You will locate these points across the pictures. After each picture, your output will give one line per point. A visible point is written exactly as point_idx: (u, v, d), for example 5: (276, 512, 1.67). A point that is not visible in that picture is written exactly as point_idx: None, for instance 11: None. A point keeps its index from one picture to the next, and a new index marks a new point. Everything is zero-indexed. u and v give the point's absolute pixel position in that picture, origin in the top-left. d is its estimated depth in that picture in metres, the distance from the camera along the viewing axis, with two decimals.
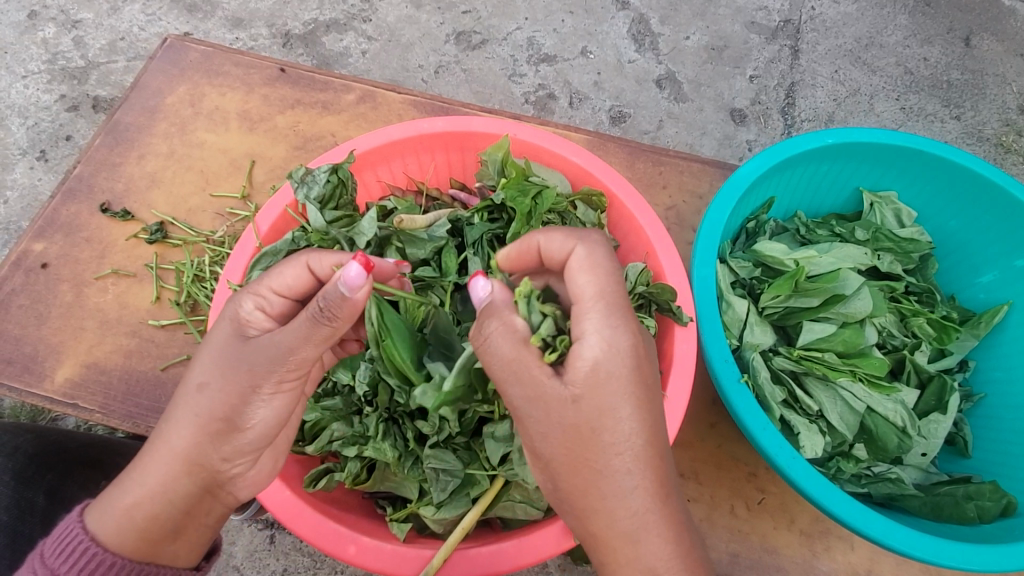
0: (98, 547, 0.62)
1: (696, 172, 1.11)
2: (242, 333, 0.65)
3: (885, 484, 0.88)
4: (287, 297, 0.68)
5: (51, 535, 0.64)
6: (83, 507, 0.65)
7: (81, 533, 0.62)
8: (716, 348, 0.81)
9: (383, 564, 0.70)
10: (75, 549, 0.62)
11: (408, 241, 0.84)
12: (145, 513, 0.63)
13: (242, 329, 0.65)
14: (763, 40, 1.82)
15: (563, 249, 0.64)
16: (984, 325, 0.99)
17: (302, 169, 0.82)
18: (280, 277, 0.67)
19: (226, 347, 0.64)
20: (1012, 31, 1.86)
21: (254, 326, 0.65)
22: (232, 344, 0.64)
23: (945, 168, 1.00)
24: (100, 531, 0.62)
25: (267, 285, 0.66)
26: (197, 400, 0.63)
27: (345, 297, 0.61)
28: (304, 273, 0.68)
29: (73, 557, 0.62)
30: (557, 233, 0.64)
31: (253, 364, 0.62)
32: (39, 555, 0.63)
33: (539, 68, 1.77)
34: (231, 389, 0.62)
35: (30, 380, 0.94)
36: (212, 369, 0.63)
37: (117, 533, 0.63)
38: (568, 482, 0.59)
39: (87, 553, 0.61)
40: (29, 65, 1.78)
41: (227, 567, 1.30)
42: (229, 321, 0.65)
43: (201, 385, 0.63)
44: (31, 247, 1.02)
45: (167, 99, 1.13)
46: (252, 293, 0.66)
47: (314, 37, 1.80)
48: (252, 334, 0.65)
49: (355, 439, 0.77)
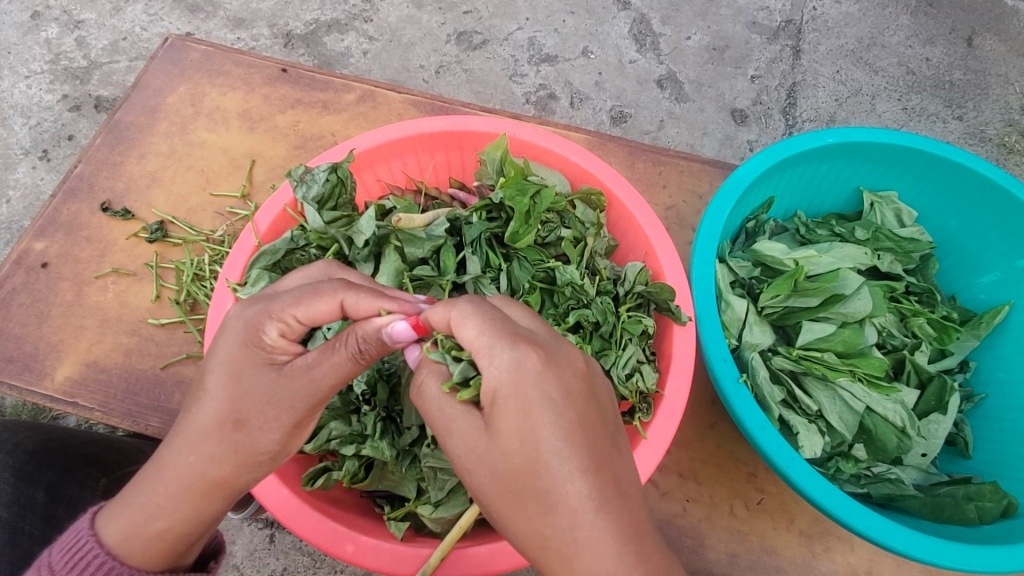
0: (113, 561, 0.62)
1: (696, 172, 1.11)
2: (274, 363, 0.63)
3: (885, 485, 0.87)
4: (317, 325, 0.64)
5: (60, 545, 0.64)
6: (92, 515, 0.66)
7: (95, 546, 0.63)
8: (717, 348, 0.81)
9: (381, 563, 0.70)
10: (91, 564, 0.63)
11: (406, 240, 0.84)
12: (172, 529, 0.63)
13: (269, 356, 0.63)
14: (765, 41, 1.82)
15: (441, 313, 0.57)
16: (985, 326, 0.99)
17: (301, 167, 0.81)
18: (309, 309, 0.63)
19: (265, 384, 0.61)
20: (1015, 30, 1.86)
21: (280, 351, 0.63)
22: (263, 372, 0.62)
23: (947, 168, 0.99)
24: (111, 545, 0.63)
25: (293, 314, 0.62)
26: (238, 438, 0.61)
27: (383, 344, 0.60)
28: (337, 308, 0.63)
29: (87, 570, 0.63)
30: (435, 304, 0.57)
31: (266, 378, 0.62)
32: (49, 564, 0.64)
33: (540, 68, 1.77)
34: (276, 426, 0.62)
35: (31, 379, 0.94)
36: (251, 402, 0.61)
37: (131, 547, 0.63)
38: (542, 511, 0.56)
39: (103, 566, 0.62)
40: (32, 65, 1.79)
41: (227, 567, 1.30)
42: (257, 355, 0.62)
43: (241, 423, 0.61)
44: (32, 246, 1.02)
45: (168, 99, 1.14)
46: (274, 318, 0.62)
47: (315, 38, 1.81)
48: (283, 363, 0.63)
49: (353, 438, 0.77)
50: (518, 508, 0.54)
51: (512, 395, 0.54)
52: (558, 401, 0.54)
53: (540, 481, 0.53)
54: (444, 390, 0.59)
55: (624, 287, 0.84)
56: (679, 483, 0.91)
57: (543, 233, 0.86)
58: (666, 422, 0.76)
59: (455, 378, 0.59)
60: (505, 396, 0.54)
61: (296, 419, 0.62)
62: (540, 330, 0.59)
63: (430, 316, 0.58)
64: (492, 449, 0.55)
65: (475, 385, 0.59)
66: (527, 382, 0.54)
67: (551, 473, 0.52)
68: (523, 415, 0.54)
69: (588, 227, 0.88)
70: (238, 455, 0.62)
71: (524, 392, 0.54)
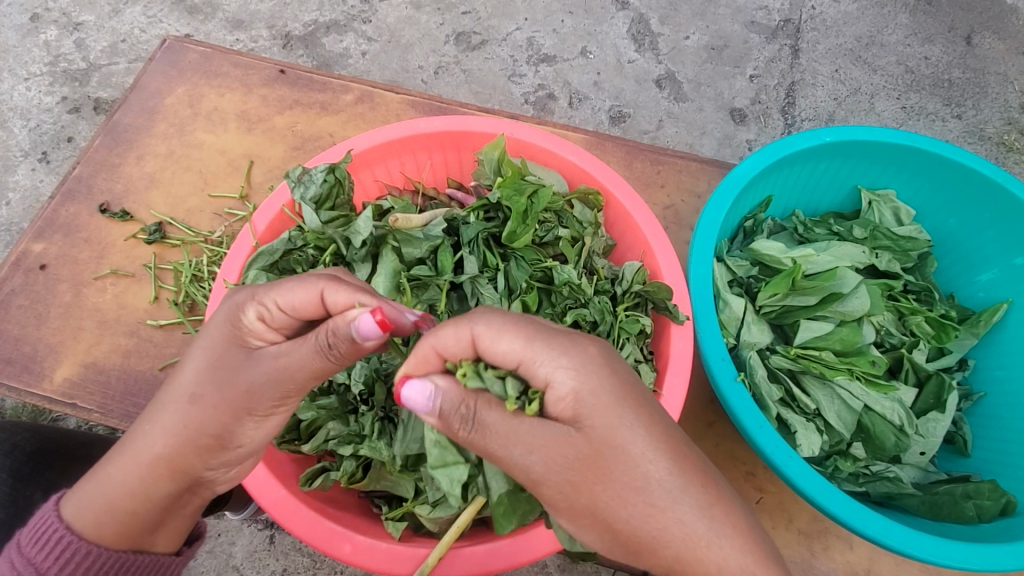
0: (74, 536, 0.62)
1: (694, 171, 1.11)
2: (246, 346, 0.62)
3: (883, 483, 0.87)
4: (296, 315, 0.63)
5: (27, 525, 0.65)
6: (59, 496, 0.66)
7: (57, 522, 0.63)
8: (714, 346, 0.81)
9: (379, 564, 0.70)
10: (51, 538, 0.63)
11: (404, 240, 0.83)
12: (128, 513, 0.63)
13: (244, 338, 0.62)
14: (763, 40, 1.82)
15: (453, 336, 0.57)
16: (984, 324, 0.99)
17: (299, 168, 0.82)
18: (290, 297, 0.62)
19: (229, 363, 0.62)
20: (1014, 29, 1.86)
21: (256, 337, 0.63)
22: (233, 353, 0.62)
23: (945, 166, 0.99)
24: (74, 521, 0.63)
25: (274, 298, 0.62)
26: (189, 413, 0.62)
27: (354, 340, 0.58)
28: (317, 298, 0.62)
29: (48, 546, 0.63)
30: (444, 328, 0.57)
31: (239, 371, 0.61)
32: (16, 545, 0.65)
33: (539, 68, 1.77)
34: (225, 408, 0.61)
35: (30, 381, 0.94)
36: (206, 380, 0.62)
37: (91, 523, 0.63)
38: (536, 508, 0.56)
39: (63, 541, 0.62)
40: (31, 67, 1.79)
41: (227, 567, 1.30)
42: (232, 331, 0.62)
43: (195, 398, 0.62)
44: (31, 247, 1.02)
45: (167, 100, 1.14)
46: (256, 301, 0.62)
47: (314, 39, 1.81)
48: (257, 348, 0.63)
49: (352, 438, 0.78)
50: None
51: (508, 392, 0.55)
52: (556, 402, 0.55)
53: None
54: (513, 409, 0.55)
55: (622, 286, 0.84)
56: None
57: (541, 233, 0.86)
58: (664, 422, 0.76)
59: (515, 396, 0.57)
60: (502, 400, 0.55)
61: (246, 404, 0.61)
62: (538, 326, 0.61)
63: (440, 343, 0.57)
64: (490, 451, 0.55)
65: (536, 393, 0.57)
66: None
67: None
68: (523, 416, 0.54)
69: (585, 227, 0.88)
70: (182, 430, 0.62)
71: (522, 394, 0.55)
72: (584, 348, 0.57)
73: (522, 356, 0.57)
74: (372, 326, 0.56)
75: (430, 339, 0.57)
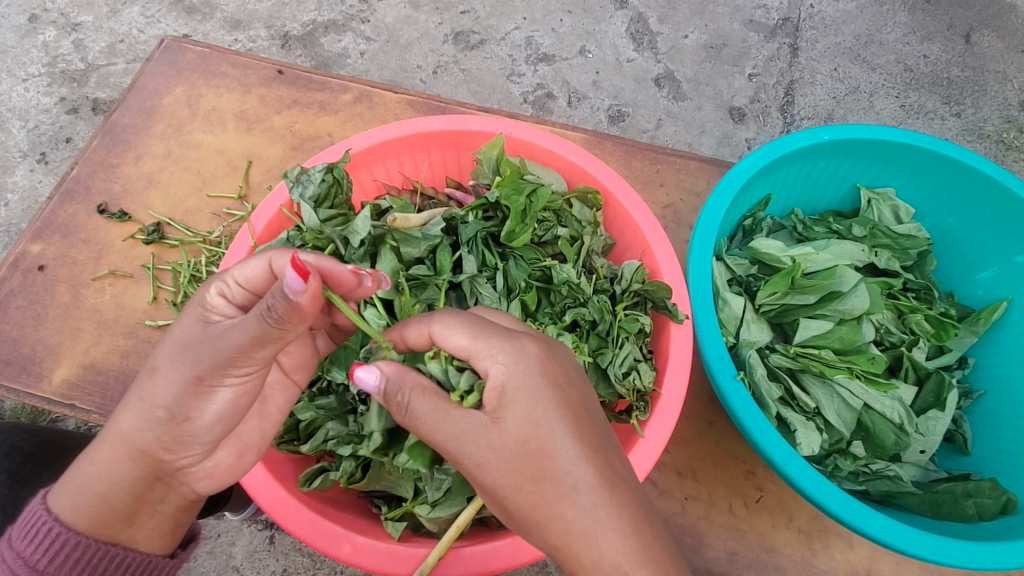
0: (62, 527, 0.62)
1: (693, 170, 1.11)
2: (204, 320, 0.62)
3: (883, 481, 0.87)
4: (253, 291, 0.65)
5: (18, 519, 0.64)
6: (45, 491, 0.65)
7: (45, 515, 0.63)
8: (714, 346, 0.80)
9: (379, 564, 0.69)
10: (40, 531, 0.62)
11: (402, 240, 0.83)
12: (99, 499, 0.62)
13: (206, 316, 0.63)
14: (762, 38, 1.82)
15: (418, 332, 0.62)
16: (983, 322, 0.99)
17: (297, 168, 0.82)
18: (242, 269, 0.64)
19: (184, 334, 0.62)
20: (1013, 27, 1.86)
21: (216, 313, 0.63)
22: (194, 329, 0.62)
23: (944, 164, 0.99)
24: (63, 512, 0.62)
25: (231, 273, 0.64)
26: (145, 385, 0.61)
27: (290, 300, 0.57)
28: (267, 271, 0.64)
29: (38, 539, 0.62)
30: (410, 321, 0.62)
31: (201, 355, 0.60)
32: (8, 538, 0.64)
33: (538, 68, 1.77)
34: (176, 377, 0.60)
35: (28, 381, 0.94)
36: (163, 353, 0.62)
37: (82, 514, 0.63)
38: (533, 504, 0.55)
39: (52, 532, 0.62)
40: (30, 68, 1.79)
41: (227, 568, 1.30)
42: (193, 307, 0.64)
43: (152, 370, 0.61)
44: (29, 248, 1.02)
45: (165, 100, 1.14)
46: (217, 280, 0.64)
47: (312, 39, 1.81)
48: (213, 322, 0.63)
49: (350, 438, 0.77)
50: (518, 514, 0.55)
51: (502, 392, 0.56)
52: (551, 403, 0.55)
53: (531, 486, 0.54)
54: (453, 401, 0.58)
55: (621, 285, 0.84)
56: (678, 482, 0.91)
57: (540, 232, 0.86)
58: (665, 422, 0.76)
59: (461, 388, 0.59)
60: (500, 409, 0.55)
61: (197, 372, 0.60)
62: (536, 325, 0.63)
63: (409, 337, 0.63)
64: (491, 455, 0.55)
65: (479, 388, 0.58)
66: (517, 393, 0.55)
67: (545, 478, 0.54)
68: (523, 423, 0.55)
69: (584, 226, 0.88)
70: (139, 402, 0.61)
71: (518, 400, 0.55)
72: (523, 345, 0.58)
73: (468, 353, 0.58)
74: (294, 274, 0.56)
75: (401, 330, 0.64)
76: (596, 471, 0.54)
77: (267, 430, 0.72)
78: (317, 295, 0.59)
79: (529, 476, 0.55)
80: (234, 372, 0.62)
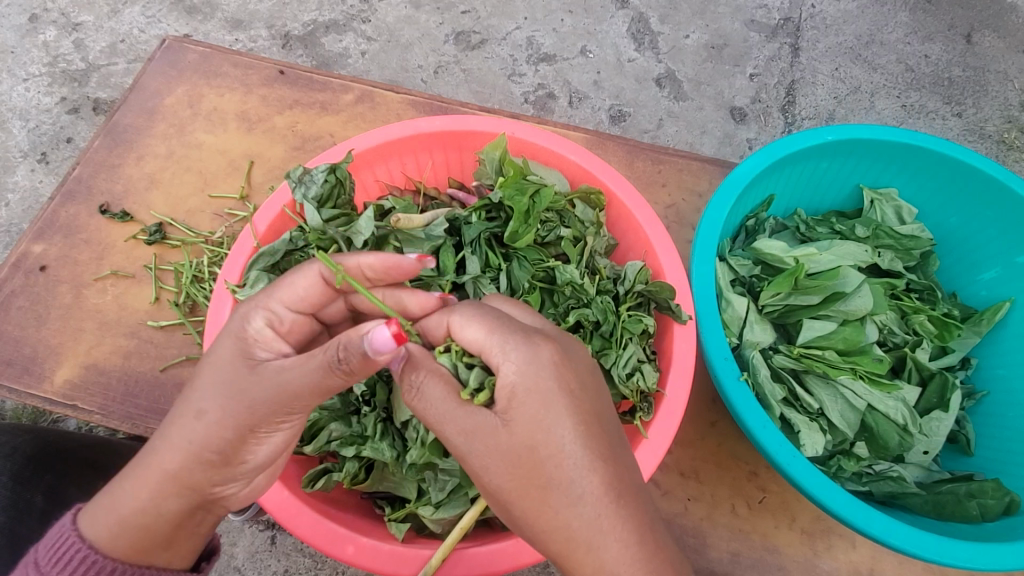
0: (96, 554, 0.60)
1: (696, 170, 1.11)
2: (250, 356, 0.63)
3: (887, 482, 0.87)
4: (299, 306, 0.68)
5: (43, 543, 0.62)
6: (74, 513, 0.63)
7: (77, 541, 0.61)
8: (717, 346, 0.80)
9: (381, 565, 0.69)
10: (72, 557, 0.60)
11: (405, 240, 0.84)
12: (142, 527, 0.62)
13: (249, 349, 0.63)
14: (763, 38, 1.82)
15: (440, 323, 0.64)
16: (986, 322, 0.99)
17: (300, 169, 0.81)
18: (289, 289, 0.66)
19: (231, 372, 0.61)
20: (1014, 27, 1.85)
21: (261, 348, 0.64)
22: (238, 364, 0.62)
23: (948, 164, 0.99)
24: (97, 538, 0.61)
25: (276, 299, 0.66)
26: (194, 428, 0.61)
27: (366, 356, 0.57)
28: (318, 282, 0.67)
29: (70, 565, 0.60)
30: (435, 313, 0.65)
31: (254, 399, 0.60)
32: (31, 562, 0.61)
33: (539, 68, 1.77)
34: (230, 425, 0.61)
35: (30, 382, 0.94)
36: (211, 396, 0.61)
37: (118, 539, 0.61)
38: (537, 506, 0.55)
39: (86, 560, 0.60)
40: (30, 68, 1.79)
41: (228, 568, 1.30)
42: (235, 340, 0.63)
43: (200, 413, 0.61)
44: (30, 248, 1.02)
45: (166, 100, 1.13)
46: (262, 309, 0.65)
47: (313, 39, 1.80)
48: (260, 357, 0.63)
49: (354, 439, 0.77)
50: (523, 515, 0.55)
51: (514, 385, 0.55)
52: (557, 404, 0.55)
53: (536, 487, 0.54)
54: (463, 398, 0.58)
55: (624, 286, 0.84)
56: (680, 482, 0.91)
57: (543, 233, 0.86)
58: (668, 421, 0.76)
59: (472, 386, 0.59)
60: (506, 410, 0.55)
61: (250, 421, 0.61)
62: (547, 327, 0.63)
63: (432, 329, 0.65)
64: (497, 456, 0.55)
65: (490, 386, 0.59)
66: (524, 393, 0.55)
67: (551, 480, 0.53)
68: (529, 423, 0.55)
69: (587, 227, 0.88)
70: (187, 446, 0.61)
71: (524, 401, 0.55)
72: (537, 346, 0.57)
73: (482, 348, 0.59)
74: (388, 337, 0.55)
75: (426, 324, 0.66)
76: (601, 473, 0.54)
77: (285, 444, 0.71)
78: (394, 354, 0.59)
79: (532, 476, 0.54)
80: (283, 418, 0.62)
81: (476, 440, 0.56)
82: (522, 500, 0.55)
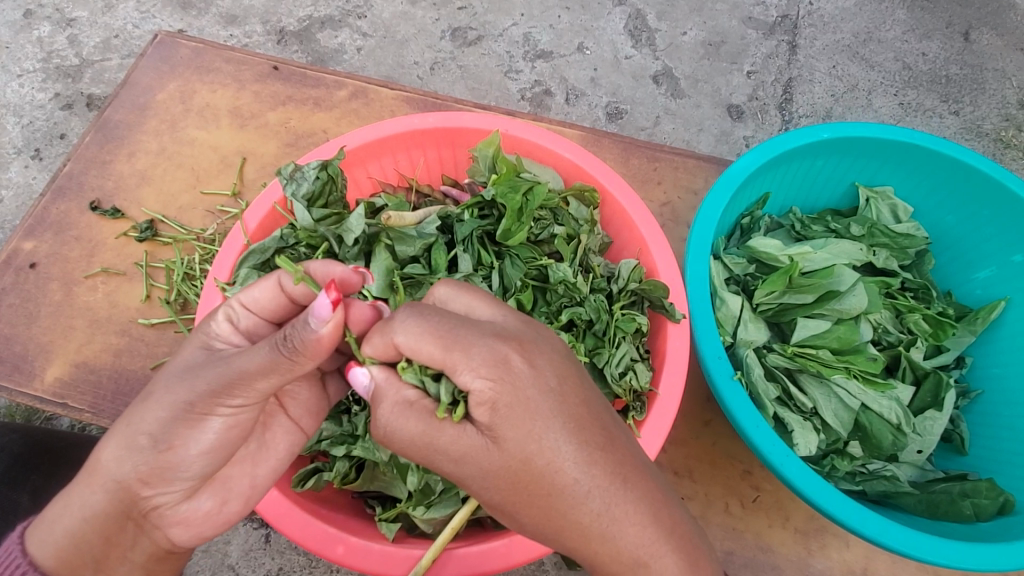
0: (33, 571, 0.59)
1: (691, 167, 1.10)
2: (209, 347, 0.64)
3: (881, 482, 0.87)
4: (258, 316, 0.68)
5: None
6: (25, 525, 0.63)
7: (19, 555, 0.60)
8: (710, 344, 0.80)
9: (371, 564, 0.69)
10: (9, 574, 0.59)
11: (397, 239, 0.82)
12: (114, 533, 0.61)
13: (209, 342, 0.65)
14: (761, 35, 1.81)
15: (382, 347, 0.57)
16: (981, 321, 0.98)
17: (291, 165, 0.80)
18: (250, 292, 0.67)
19: (188, 363, 0.63)
20: (1012, 25, 1.85)
21: (220, 340, 0.65)
22: (198, 355, 0.63)
23: (943, 163, 0.98)
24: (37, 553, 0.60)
25: (236, 298, 0.67)
26: (136, 410, 0.61)
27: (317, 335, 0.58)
28: (275, 291, 0.68)
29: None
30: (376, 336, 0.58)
31: (197, 383, 0.60)
32: None
33: (536, 64, 1.76)
34: (166, 403, 0.60)
35: (19, 380, 0.93)
36: (162, 381, 0.62)
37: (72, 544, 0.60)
38: (528, 499, 0.55)
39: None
40: (24, 64, 1.77)
41: (222, 567, 1.29)
42: (199, 336, 0.65)
43: (147, 396, 0.61)
44: (21, 245, 1.01)
45: (158, 96, 1.12)
46: (223, 306, 0.66)
47: (309, 34, 1.79)
48: (219, 349, 0.65)
49: (344, 438, 0.78)
50: (540, 506, 0.55)
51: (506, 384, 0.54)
52: (560, 395, 0.55)
53: (552, 479, 0.54)
54: (441, 417, 0.55)
55: (618, 284, 0.84)
56: (674, 482, 0.91)
57: (536, 231, 0.85)
58: (660, 421, 0.76)
59: (445, 403, 0.56)
60: (510, 404, 0.54)
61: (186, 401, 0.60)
62: (509, 322, 0.59)
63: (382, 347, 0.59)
64: (493, 452, 0.55)
65: (465, 398, 0.56)
66: (528, 386, 0.54)
67: (560, 471, 0.53)
68: (529, 416, 0.53)
69: (581, 224, 0.88)
70: (127, 428, 0.60)
71: (528, 394, 0.54)
72: (505, 356, 0.54)
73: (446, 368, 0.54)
74: (325, 303, 0.58)
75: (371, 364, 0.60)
76: (612, 463, 0.55)
77: (257, 477, 0.69)
78: (338, 328, 0.60)
79: (522, 475, 0.54)
80: (228, 402, 0.61)
81: (478, 437, 0.55)
82: (536, 494, 0.54)
